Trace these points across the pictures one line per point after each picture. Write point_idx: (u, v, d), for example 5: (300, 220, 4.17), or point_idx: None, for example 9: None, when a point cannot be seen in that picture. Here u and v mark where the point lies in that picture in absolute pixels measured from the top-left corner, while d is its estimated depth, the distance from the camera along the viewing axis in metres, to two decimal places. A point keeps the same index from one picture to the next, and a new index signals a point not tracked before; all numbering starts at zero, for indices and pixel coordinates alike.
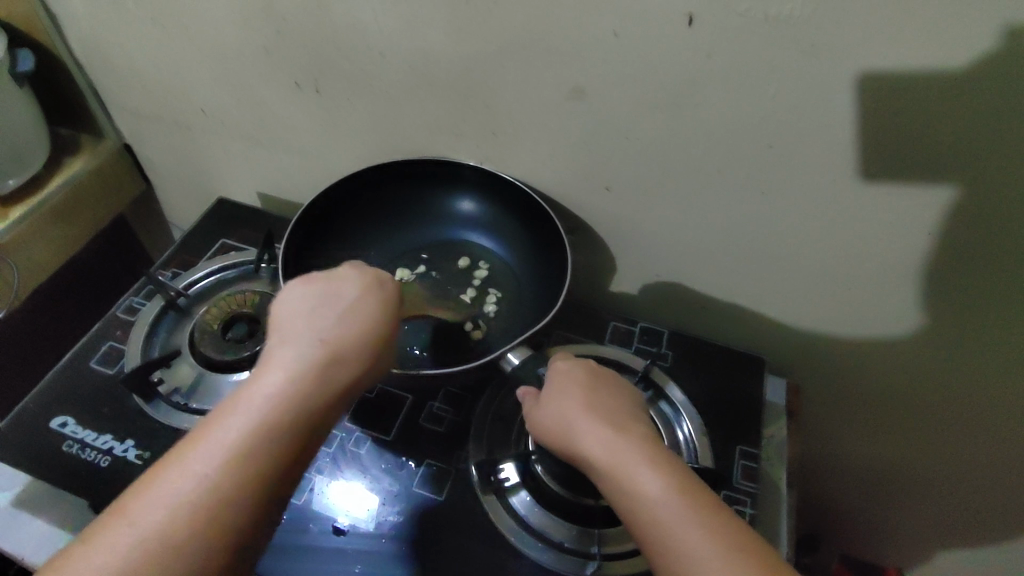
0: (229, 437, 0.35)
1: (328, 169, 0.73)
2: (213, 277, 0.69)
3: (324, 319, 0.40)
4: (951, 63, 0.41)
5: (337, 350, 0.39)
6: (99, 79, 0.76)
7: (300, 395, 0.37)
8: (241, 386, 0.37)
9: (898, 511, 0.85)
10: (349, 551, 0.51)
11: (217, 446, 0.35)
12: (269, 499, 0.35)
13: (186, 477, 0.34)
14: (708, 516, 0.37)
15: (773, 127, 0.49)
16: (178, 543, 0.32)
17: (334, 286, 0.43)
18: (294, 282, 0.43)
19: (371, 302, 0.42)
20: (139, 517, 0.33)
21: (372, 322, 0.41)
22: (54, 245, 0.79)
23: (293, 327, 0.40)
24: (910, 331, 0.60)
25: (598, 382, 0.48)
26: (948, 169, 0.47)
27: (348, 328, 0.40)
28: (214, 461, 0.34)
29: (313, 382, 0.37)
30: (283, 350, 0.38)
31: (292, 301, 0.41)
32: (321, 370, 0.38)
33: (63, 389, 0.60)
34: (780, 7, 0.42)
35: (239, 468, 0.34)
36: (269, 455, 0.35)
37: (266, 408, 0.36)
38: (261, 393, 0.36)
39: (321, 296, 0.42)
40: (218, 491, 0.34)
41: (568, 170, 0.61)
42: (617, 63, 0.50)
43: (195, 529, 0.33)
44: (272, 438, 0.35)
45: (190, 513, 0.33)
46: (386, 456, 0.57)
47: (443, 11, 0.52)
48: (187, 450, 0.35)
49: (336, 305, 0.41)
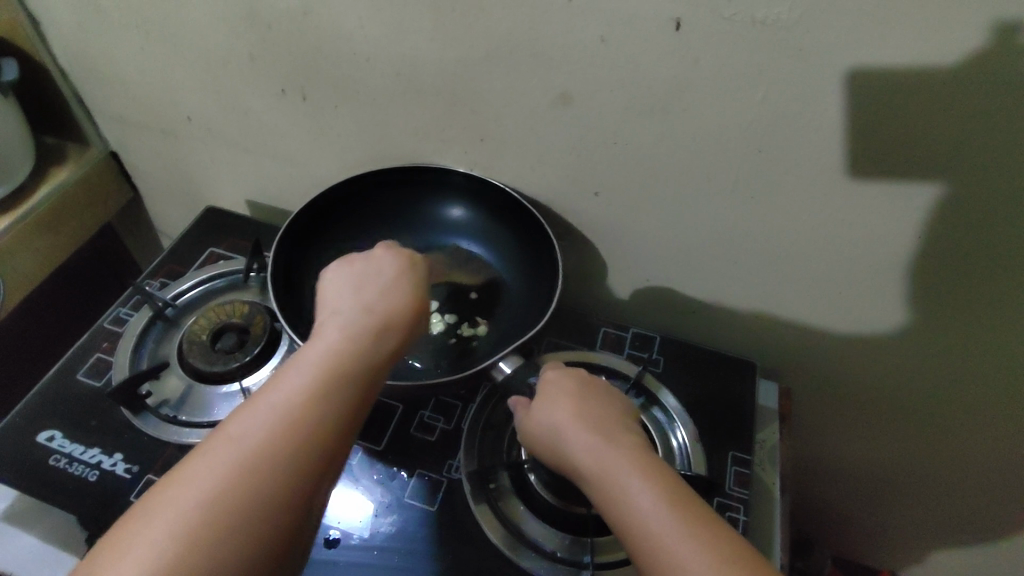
0: (295, 386, 0.37)
1: (317, 176, 0.73)
2: (201, 288, 0.69)
3: (369, 291, 0.44)
4: (937, 65, 0.41)
5: (384, 314, 0.43)
6: (84, 86, 0.75)
7: (355, 351, 0.40)
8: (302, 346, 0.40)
9: (892, 512, 0.85)
10: (340, 563, 0.50)
11: (283, 396, 0.37)
12: (334, 448, 0.37)
13: (256, 425, 0.36)
14: (699, 528, 0.36)
15: (762, 132, 0.49)
16: (259, 479, 0.34)
17: (375, 265, 0.47)
18: (335, 267, 0.47)
19: (407, 277, 0.47)
20: (214, 463, 0.34)
21: (415, 291, 0.46)
22: (40, 255, 0.78)
23: (341, 301, 0.44)
24: (900, 332, 0.60)
25: (588, 392, 0.48)
26: (936, 170, 0.46)
27: (393, 296, 0.44)
28: (283, 408, 0.36)
29: (368, 342, 0.41)
30: (340, 315, 0.42)
31: (336, 280, 0.45)
32: (376, 330, 0.42)
33: (50, 403, 0.59)
34: (767, 11, 0.42)
35: (308, 415, 0.36)
36: (331, 403, 0.37)
37: (328, 362, 0.39)
38: (320, 351, 0.39)
39: (361, 275, 0.46)
40: (298, 426, 0.36)
41: (557, 176, 0.61)
42: (606, 68, 0.49)
43: (273, 471, 0.34)
44: (342, 384, 0.38)
45: (274, 445, 0.35)
46: (377, 466, 0.57)
47: (429, 16, 0.51)
48: (262, 397, 0.37)
49: (377, 280, 0.45)
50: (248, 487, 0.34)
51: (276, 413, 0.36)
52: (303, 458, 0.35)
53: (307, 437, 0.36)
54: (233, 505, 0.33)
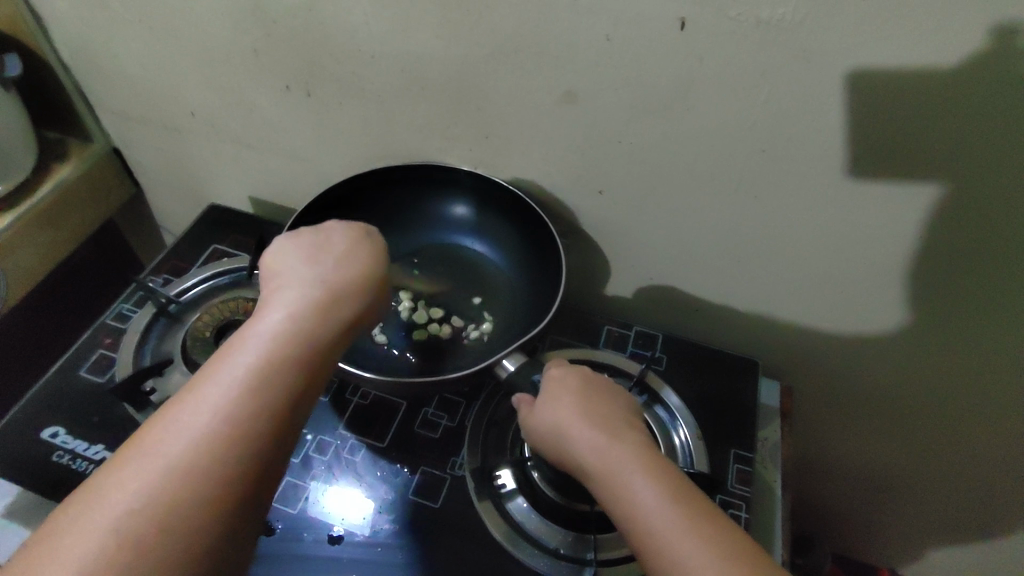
0: (245, 362, 0.35)
1: (320, 172, 0.73)
2: (204, 284, 0.69)
3: (320, 265, 0.43)
4: (941, 66, 0.41)
5: (336, 288, 0.41)
6: (87, 82, 0.75)
7: (304, 327, 0.38)
8: (244, 324, 0.38)
9: (892, 510, 0.85)
10: (344, 560, 0.50)
11: (229, 374, 0.35)
12: (288, 424, 0.35)
13: (202, 406, 0.34)
14: (702, 524, 0.36)
15: (766, 131, 0.49)
16: (205, 464, 0.32)
17: (322, 241, 0.45)
18: (282, 243, 0.45)
19: (359, 252, 0.45)
20: (159, 446, 0.33)
21: (370, 265, 0.44)
22: (43, 250, 0.78)
23: (288, 275, 0.42)
24: (902, 332, 0.60)
25: (593, 389, 0.48)
26: (939, 170, 0.47)
27: (345, 270, 0.43)
28: (232, 385, 0.34)
29: (317, 316, 0.39)
30: (286, 291, 0.40)
31: (283, 255, 0.44)
32: (324, 304, 0.40)
33: (53, 399, 0.59)
34: (773, 10, 0.42)
35: (259, 390, 0.35)
36: (282, 376, 0.36)
37: (279, 337, 0.37)
38: (266, 327, 0.37)
39: (309, 249, 0.44)
40: (243, 406, 0.34)
41: (561, 174, 0.61)
42: (610, 67, 0.50)
43: (224, 449, 0.33)
44: (290, 360, 0.36)
45: (218, 428, 0.33)
46: (381, 463, 0.57)
47: (435, 13, 0.52)
48: (201, 381, 0.35)
49: (328, 254, 0.44)
50: (196, 473, 0.32)
51: (223, 391, 0.34)
52: (251, 440, 0.33)
53: (254, 418, 0.34)
54: (183, 486, 0.31)
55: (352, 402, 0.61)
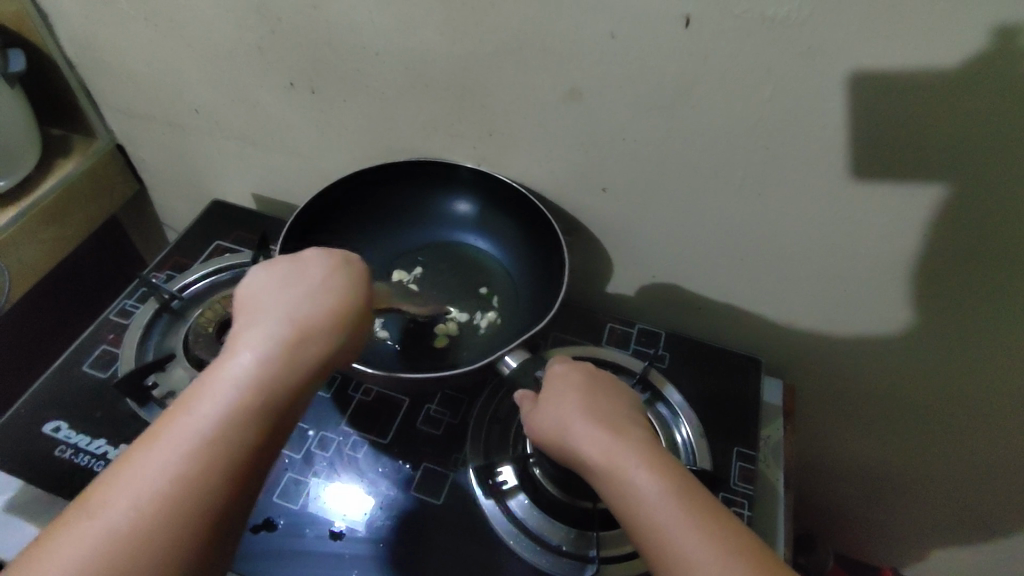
0: (206, 415, 0.34)
1: (324, 169, 0.73)
2: (207, 280, 0.69)
3: (293, 299, 0.41)
4: (946, 65, 0.41)
5: (308, 326, 0.39)
6: (91, 78, 0.76)
7: (270, 375, 0.37)
8: (210, 367, 0.37)
9: (894, 509, 0.85)
10: (346, 556, 0.50)
11: (187, 429, 0.34)
12: (247, 481, 0.35)
13: (158, 463, 0.33)
14: (706, 519, 0.36)
15: (770, 129, 0.49)
16: (158, 528, 0.32)
17: (300, 268, 0.43)
18: (257, 269, 0.43)
19: (336, 283, 0.43)
20: (113, 503, 0.32)
21: (346, 299, 0.42)
22: (46, 246, 0.78)
23: (259, 309, 0.40)
24: (905, 330, 0.60)
25: (596, 386, 0.48)
26: (943, 169, 0.47)
27: (318, 304, 0.41)
28: (190, 442, 0.34)
29: (286, 361, 0.37)
30: (254, 329, 0.38)
31: (256, 284, 0.42)
32: (295, 346, 0.38)
33: (56, 394, 0.59)
34: (778, 8, 0.42)
35: (217, 448, 0.34)
36: (242, 434, 0.35)
37: (241, 387, 0.36)
38: (230, 374, 0.36)
39: (284, 280, 0.42)
40: (201, 466, 0.33)
41: (565, 171, 0.61)
42: (614, 64, 0.50)
43: (178, 512, 0.32)
44: (254, 415, 0.35)
45: (173, 489, 0.33)
46: (383, 459, 0.57)
47: (439, 10, 0.52)
48: (160, 434, 0.34)
49: (304, 283, 0.42)
50: (148, 536, 0.32)
51: (183, 448, 0.33)
52: (208, 501, 0.33)
53: (212, 478, 0.33)
54: (134, 550, 0.31)
55: (354, 398, 0.61)
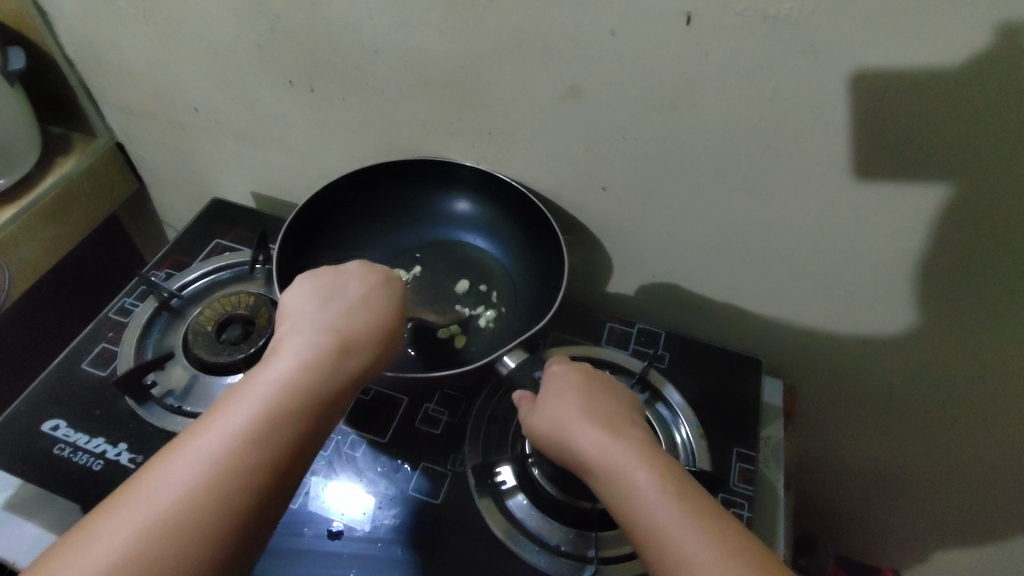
0: (249, 413, 0.36)
1: (323, 168, 0.73)
2: (207, 279, 0.69)
3: (333, 312, 0.44)
4: (949, 63, 0.41)
5: (347, 335, 0.42)
6: (90, 76, 0.75)
7: (311, 375, 0.39)
8: (255, 368, 0.39)
9: (895, 511, 0.85)
10: (345, 555, 0.50)
11: (232, 420, 0.36)
12: (282, 479, 0.36)
13: (200, 457, 0.34)
14: (707, 521, 0.36)
15: (771, 128, 0.49)
16: (196, 514, 0.33)
17: (339, 285, 0.47)
18: (299, 285, 0.47)
19: (372, 298, 0.46)
20: (153, 493, 0.33)
21: (382, 312, 0.45)
22: (46, 244, 0.78)
23: (301, 320, 0.43)
24: (906, 331, 0.60)
25: (594, 387, 0.48)
26: (946, 168, 0.46)
27: (357, 316, 0.44)
28: (231, 438, 0.35)
29: (326, 364, 0.40)
30: (298, 335, 0.41)
31: (299, 298, 0.45)
32: (335, 351, 0.41)
33: (54, 393, 0.59)
34: (780, 5, 0.42)
35: (257, 445, 0.35)
36: (282, 433, 0.36)
37: (284, 388, 0.37)
38: (274, 375, 0.38)
39: (325, 295, 0.46)
40: (241, 456, 0.34)
41: (565, 170, 0.61)
42: (615, 63, 0.49)
43: (215, 506, 0.33)
44: (294, 412, 0.37)
45: (213, 477, 0.34)
46: (382, 459, 0.57)
47: (439, 8, 0.51)
48: (203, 427, 0.36)
49: (343, 298, 0.46)
50: (187, 522, 0.32)
51: (226, 438, 0.35)
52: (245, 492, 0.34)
53: (252, 467, 0.34)
54: (171, 541, 0.32)
55: (353, 397, 0.61)
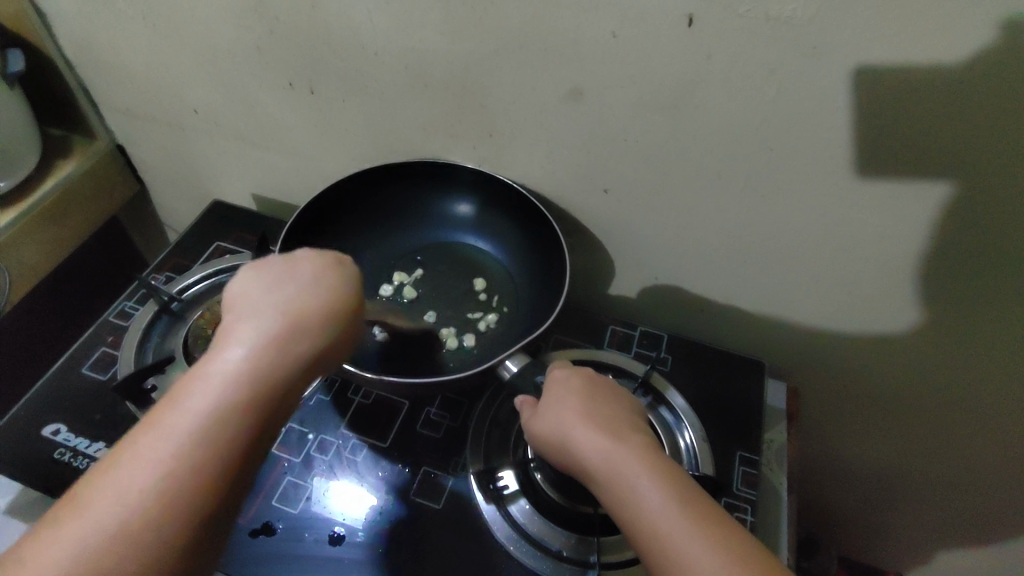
0: (192, 414, 0.33)
1: (323, 170, 0.73)
2: (207, 282, 0.68)
3: (287, 294, 0.39)
4: (954, 64, 0.40)
5: (301, 322, 0.38)
6: (90, 78, 0.75)
7: (258, 377, 0.35)
8: (196, 366, 0.35)
9: (898, 513, 0.85)
10: (346, 560, 0.50)
11: (175, 431, 0.33)
12: (235, 484, 0.34)
13: (143, 463, 0.32)
14: (711, 528, 0.36)
15: (773, 131, 0.49)
16: (142, 529, 0.31)
17: (291, 266, 0.41)
18: (246, 266, 0.41)
19: (333, 277, 0.41)
20: (99, 504, 0.32)
21: (337, 297, 0.40)
22: (46, 247, 0.78)
23: (251, 303, 0.38)
24: (910, 332, 0.59)
25: (596, 391, 0.47)
26: (951, 169, 0.46)
27: (309, 303, 0.39)
28: (175, 442, 0.33)
29: (274, 364, 0.36)
30: (241, 327, 0.37)
31: (244, 282, 0.39)
32: (282, 348, 0.36)
33: (55, 397, 0.59)
34: (783, 7, 0.41)
35: (201, 449, 0.33)
36: (228, 433, 0.34)
37: (230, 385, 0.34)
38: (219, 370, 0.35)
39: (277, 275, 0.40)
40: (185, 468, 0.32)
41: (566, 172, 0.60)
42: (616, 64, 0.49)
43: (160, 514, 0.32)
44: (239, 419, 0.34)
45: (158, 490, 0.32)
46: (383, 463, 0.56)
47: (439, 10, 0.51)
48: (145, 435, 0.33)
49: (293, 282, 0.40)
50: (134, 536, 0.31)
51: (168, 450, 0.33)
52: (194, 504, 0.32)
53: (198, 481, 0.33)
54: (122, 543, 0.31)
55: (354, 401, 0.61)
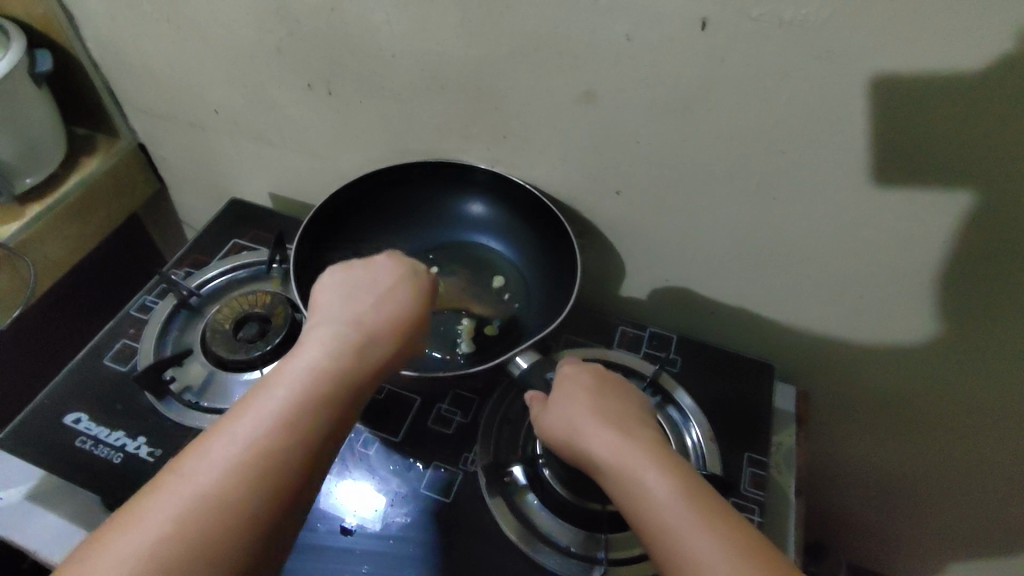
0: (271, 406, 0.36)
1: (340, 170, 0.74)
2: (225, 278, 0.70)
3: (359, 303, 0.43)
4: (966, 68, 0.41)
5: (372, 327, 0.41)
6: (114, 78, 0.77)
7: (342, 368, 0.38)
8: (284, 360, 0.39)
9: (909, 521, 0.84)
10: (356, 551, 0.51)
11: (262, 415, 0.35)
12: (313, 467, 0.36)
13: (228, 448, 0.34)
14: (714, 522, 0.36)
15: (784, 136, 0.49)
16: (230, 498, 0.33)
17: (369, 275, 0.45)
18: (327, 277, 0.45)
19: (403, 288, 0.45)
20: (190, 478, 0.33)
21: (410, 303, 0.44)
22: (68, 242, 0.80)
23: (331, 309, 0.42)
24: (922, 338, 0.59)
25: (606, 388, 0.48)
26: (962, 175, 0.46)
27: (385, 308, 0.43)
28: (254, 431, 0.35)
29: (354, 356, 0.39)
30: (326, 327, 0.40)
31: (327, 290, 0.44)
32: (362, 344, 0.40)
33: (77, 386, 0.61)
34: (793, 12, 0.42)
35: (285, 432, 0.35)
36: (307, 422, 0.36)
37: (311, 377, 0.37)
38: (303, 364, 0.38)
39: (354, 285, 0.44)
40: (271, 446, 0.34)
41: (579, 173, 0.61)
42: (629, 66, 0.50)
43: (243, 490, 0.33)
44: (324, 405, 0.37)
45: (244, 464, 0.34)
46: (394, 457, 0.57)
47: (455, 13, 0.52)
48: (235, 418, 0.36)
49: (371, 289, 0.44)
50: (222, 506, 0.32)
51: (258, 428, 0.35)
52: (279, 479, 0.34)
53: (285, 458, 0.34)
54: (209, 511, 0.32)
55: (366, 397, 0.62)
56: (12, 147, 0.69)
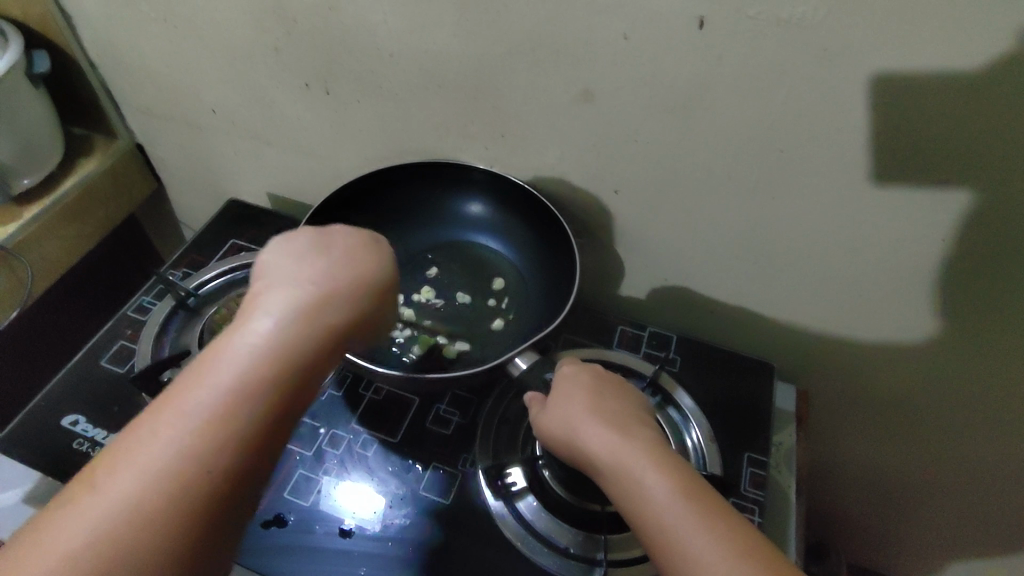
0: (210, 389, 0.32)
1: (338, 170, 0.74)
2: (224, 278, 0.69)
3: (313, 267, 0.38)
4: (966, 67, 0.40)
5: (330, 293, 0.37)
6: (111, 78, 0.77)
7: (290, 344, 0.34)
8: (226, 333, 0.34)
9: (909, 520, 0.83)
10: (354, 553, 0.51)
11: (202, 397, 0.32)
12: (262, 456, 0.33)
13: (165, 436, 0.31)
14: (714, 521, 0.36)
15: (782, 134, 0.49)
16: (170, 495, 0.30)
17: (327, 237, 0.40)
18: (280, 235, 0.40)
19: (367, 253, 0.40)
20: (126, 468, 0.31)
21: (373, 271, 0.39)
22: (66, 243, 0.80)
23: (281, 273, 0.37)
24: (922, 337, 0.59)
25: (603, 388, 0.48)
26: (962, 174, 0.46)
27: (341, 274, 0.38)
28: (192, 418, 0.31)
29: (303, 330, 0.35)
30: (273, 294, 0.35)
31: (277, 252, 0.38)
32: (314, 317, 0.35)
33: (74, 388, 0.60)
34: (791, 10, 0.42)
35: (225, 419, 0.31)
36: (251, 408, 0.32)
37: (254, 355, 0.33)
38: (246, 340, 0.33)
39: (308, 247, 0.39)
40: (210, 436, 0.31)
41: (577, 173, 0.61)
42: (627, 65, 0.50)
43: (183, 487, 0.30)
44: (271, 387, 0.33)
45: (183, 456, 0.31)
46: (392, 459, 0.57)
47: (453, 11, 0.52)
48: (172, 399, 0.32)
49: (327, 253, 0.39)
50: (161, 503, 0.30)
51: (196, 414, 0.31)
52: (221, 474, 0.31)
53: (227, 449, 0.31)
54: (148, 509, 0.30)
55: (364, 398, 0.61)
56: (9, 147, 0.69)
